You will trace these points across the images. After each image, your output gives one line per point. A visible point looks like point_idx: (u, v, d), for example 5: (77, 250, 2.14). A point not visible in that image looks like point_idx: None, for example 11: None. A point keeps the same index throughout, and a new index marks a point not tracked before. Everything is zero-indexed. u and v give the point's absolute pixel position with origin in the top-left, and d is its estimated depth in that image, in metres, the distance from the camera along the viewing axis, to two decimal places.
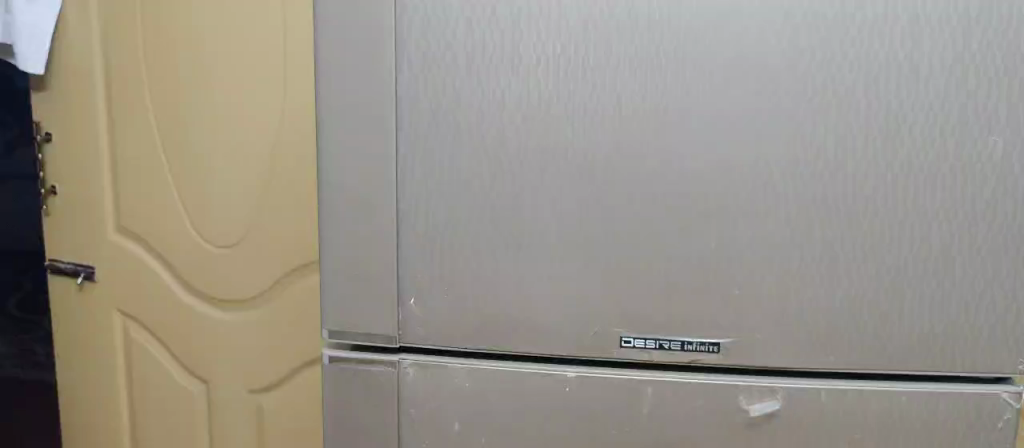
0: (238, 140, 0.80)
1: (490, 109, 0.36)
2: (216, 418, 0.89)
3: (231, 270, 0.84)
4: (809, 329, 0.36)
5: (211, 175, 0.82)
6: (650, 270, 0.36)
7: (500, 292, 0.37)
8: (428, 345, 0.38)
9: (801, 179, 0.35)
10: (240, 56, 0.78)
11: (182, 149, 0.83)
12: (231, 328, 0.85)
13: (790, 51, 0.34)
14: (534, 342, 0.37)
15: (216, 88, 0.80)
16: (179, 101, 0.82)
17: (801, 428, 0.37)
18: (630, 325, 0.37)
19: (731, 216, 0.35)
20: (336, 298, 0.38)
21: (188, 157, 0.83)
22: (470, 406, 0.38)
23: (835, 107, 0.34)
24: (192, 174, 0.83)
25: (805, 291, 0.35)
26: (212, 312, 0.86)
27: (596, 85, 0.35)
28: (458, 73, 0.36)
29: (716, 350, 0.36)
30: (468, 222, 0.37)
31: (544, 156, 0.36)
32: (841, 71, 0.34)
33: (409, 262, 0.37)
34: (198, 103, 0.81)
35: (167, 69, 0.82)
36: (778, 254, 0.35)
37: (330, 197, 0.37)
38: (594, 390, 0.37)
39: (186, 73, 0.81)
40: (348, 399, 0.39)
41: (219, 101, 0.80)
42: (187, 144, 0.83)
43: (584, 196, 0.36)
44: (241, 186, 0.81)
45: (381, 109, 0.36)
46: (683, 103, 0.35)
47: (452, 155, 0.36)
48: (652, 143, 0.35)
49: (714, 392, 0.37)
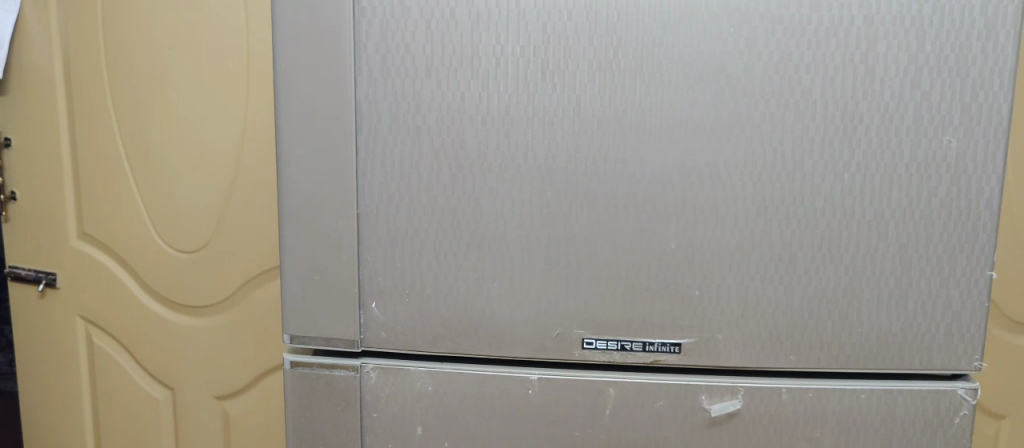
0: (202, 170, 0.90)
1: (449, 111, 0.36)
2: (181, 422, 1.00)
3: (194, 287, 0.95)
4: (767, 329, 0.36)
5: (178, 201, 0.92)
6: (611, 270, 0.36)
7: (463, 295, 0.37)
8: (392, 349, 0.38)
9: (758, 180, 0.35)
10: (204, 74, 0.88)
11: (143, 165, 0.93)
12: (195, 338, 0.96)
13: (746, 55, 0.34)
14: (496, 344, 0.37)
15: (182, 122, 0.90)
16: (140, 122, 0.92)
17: (761, 428, 0.37)
18: (593, 326, 0.37)
19: (691, 218, 0.35)
20: (298, 303, 0.38)
21: (152, 189, 0.93)
22: (435, 409, 0.38)
23: (794, 109, 0.34)
24: (154, 187, 0.93)
25: (762, 290, 0.36)
26: (178, 324, 0.96)
27: (555, 87, 0.35)
28: (417, 79, 0.36)
29: (676, 351, 0.37)
30: (429, 225, 0.37)
31: (503, 158, 0.36)
32: (796, 74, 0.34)
33: (370, 266, 0.37)
34: (161, 122, 0.91)
35: (134, 105, 0.92)
36: (737, 254, 0.35)
37: (291, 202, 0.37)
38: (556, 392, 0.37)
39: (148, 93, 0.91)
40: (310, 403, 0.39)
41: (183, 136, 0.90)
42: (149, 159, 0.93)
43: (544, 200, 0.36)
44: (207, 198, 0.91)
45: (340, 112, 0.36)
46: (642, 104, 0.35)
47: (413, 160, 0.36)
48: (613, 146, 0.35)
49: (675, 393, 0.37)
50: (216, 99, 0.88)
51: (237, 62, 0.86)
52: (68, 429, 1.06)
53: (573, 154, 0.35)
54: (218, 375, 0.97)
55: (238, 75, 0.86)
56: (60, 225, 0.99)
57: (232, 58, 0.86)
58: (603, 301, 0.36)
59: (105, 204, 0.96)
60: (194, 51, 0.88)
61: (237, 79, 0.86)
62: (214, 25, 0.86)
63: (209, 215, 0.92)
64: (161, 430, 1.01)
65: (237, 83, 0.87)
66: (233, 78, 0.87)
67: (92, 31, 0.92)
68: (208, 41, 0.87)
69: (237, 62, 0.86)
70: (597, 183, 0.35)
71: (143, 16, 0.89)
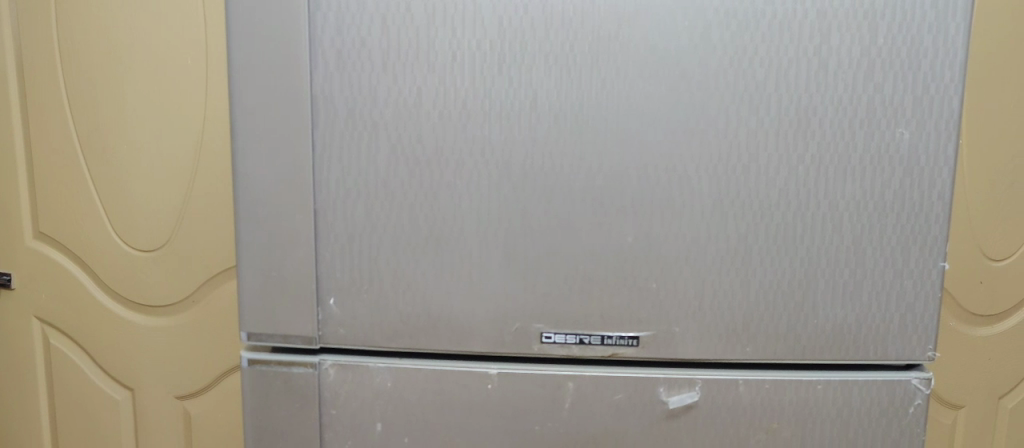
0: (163, 170, 0.92)
1: (405, 105, 0.35)
2: (141, 421, 1.01)
3: (155, 287, 0.96)
4: (722, 321, 0.36)
5: (136, 202, 0.94)
6: (570, 263, 0.36)
7: (422, 291, 0.37)
8: (350, 345, 0.38)
9: (714, 172, 0.35)
10: (160, 72, 0.89)
11: (101, 165, 0.93)
12: (156, 339, 0.98)
13: (699, 47, 0.34)
14: (456, 339, 0.38)
15: (138, 121, 0.91)
16: (95, 120, 0.92)
17: (719, 419, 0.37)
18: (552, 320, 0.37)
19: (648, 211, 0.35)
20: (255, 300, 0.38)
21: (110, 190, 0.94)
22: (394, 406, 0.38)
23: (751, 103, 0.34)
24: (112, 188, 0.94)
25: (719, 282, 0.36)
26: (139, 326, 0.97)
27: (512, 80, 0.35)
28: (373, 74, 0.35)
29: (634, 344, 0.37)
30: (385, 221, 0.37)
31: (460, 153, 0.36)
32: (749, 67, 0.34)
33: (327, 263, 0.37)
34: (117, 120, 0.91)
35: (90, 104, 0.92)
36: (693, 248, 0.36)
37: (246, 200, 0.37)
38: (516, 387, 0.38)
39: (103, 91, 0.91)
40: (268, 401, 0.39)
41: (143, 135, 0.91)
42: (106, 159, 0.93)
43: (502, 194, 0.36)
44: (165, 197, 0.93)
45: (295, 107, 0.36)
46: (599, 98, 0.35)
47: (371, 155, 0.36)
48: (570, 140, 0.35)
49: (633, 386, 0.37)
50: (173, 98, 0.90)
51: (201, 60, 0.89)
52: (25, 433, 1.05)
53: (530, 149, 0.35)
54: (181, 374, 0.99)
55: (202, 73, 0.89)
56: (16, 223, 0.98)
57: (195, 56, 0.89)
58: (561, 295, 0.37)
59: (62, 206, 0.96)
60: (155, 50, 0.89)
61: (200, 77, 0.89)
62: (177, 24, 0.88)
63: (167, 213, 0.93)
64: (121, 429, 1.02)
65: (201, 81, 0.89)
66: (196, 77, 0.89)
67: (45, 28, 0.91)
68: (164, 40, 0.89)
69: (201, 60, 0.89)
70: (554, 177, 0.35)
71: (96, 14, 0.89)
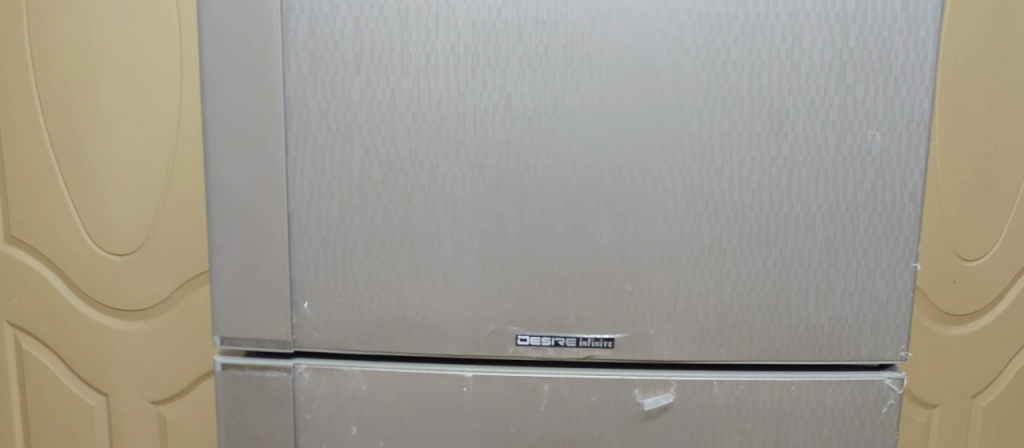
0: (139, 174, 0.94)
1: (380, 100, 0.40)
2: (116, 424, 1.03)
3: (129, 291, 0.97)
4: (672, 314, 0.42)
5: (111, 208, 0.95)
6: (543, 262, 0.41)
7: (389, 292, 0.42)
8: (323, 350, 0.43)
9: (670, 170, 0.40)
10: (133, 75, 0.91)
11: (75, 170, 0.93)
12: (136, 341, 0.99)
13: (660, 50, 0.39)
14: (428, 340, 0.42)
15: (113, 127, 0.92)
16: (67, 124, 0.92)
17: (705, 425, 0.43)
18: (526, 323, 0.42)
19: (625, 212, 0.40)
20: (228, 304, 0.43)
21: (84, 197, 0.94)
22: (368, 408, 0.43)
23: (715, 99, 0.39)
24: (87, 195, 0.94)
25: (689, 286, 0.41)
26: (117, 329, 0.99)
27: (493, 86, 0.39)
28: (357, 81, 0.40)
29: (609, 346, 0.42)
30: (355, 224, 0.41)
31: (436, 155, 0.40)
32: (708, 74, 0.39)
33: (301, 270, 0.42)
34: (90, 126, 0.92)
35: (61, 109, 0.92)
36: (668, 250, 0.41)
37: (220, 203, 0.41)
38: (486, 386, 0.43)
39: (76, 97, 0.91)
40: (244, 404, 0.43)
41: (116, 139, 0.92)
42: (80, 165, 0.93)
43: (476, 196, 0.40)
44: (142, 202, 0.94)
45: (270, 110, 0.40)
46: (571, 102, 0.39)
47: (347, 159, 0.40)
48: (544, 143, 0.40)
49: (607, 389, 0.43)
50: (147, 102, 0.92)
51: (173, 63, 0.91)
52: None
53: (504, 152, 0.40)
54: (158, 378, 1.00)
55: (174, 76, 0.92)
56: None
57: (166, 60, 0.91)
58: (534, 294, 0.41)
59: (37, 211, 0.95)
60: (132, 53, 0.91)
61: (172, 80, 0.92)
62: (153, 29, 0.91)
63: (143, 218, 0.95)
64: (94, 433, 1.03)
65: (173, 84, 0.92)
66: (170, 79, 0.92)
67: (11, 30, 0.91)
68: (136, 44, 0.91)
69: (174, 63, 0.91)
70: (529, 179, 0.40)
71: (66, 19, 0.90)
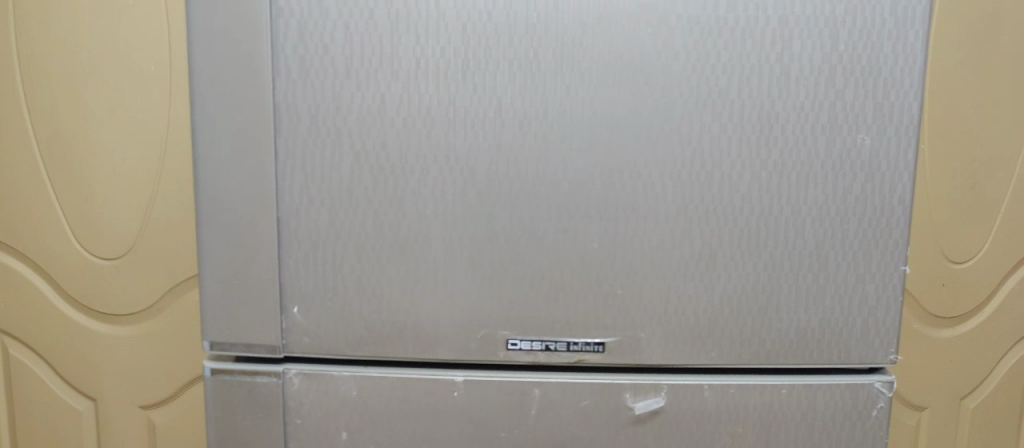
0: (132, 180, 0.77)
1: (549, 68, 0.34)
2: (107, 439, 0.84)
3: (119, 286, 0.80)
4: (825, 309, 0.36)
5: (91, 183, 0.77)
6: (737, 253, 0.36)
7: (554, 291, 0.36)
8: (468, 359, 0.37)
9: (881, 147, 0.35)
10: (110, 22, 0.74)
11: (45, 136, 0.76)
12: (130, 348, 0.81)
13: (866, 11, 0.34)
14: (595, 345, 0.37)
15: (86, 84, 0.75)
16: (35, 80, 0.75)
17: (843, 433, 0.37)
18: (713, 323, 0.37)
19: (831, 196, 0.35)
20: (355, 308, 0.37)
21: (59, 167, 0.77)
22: (520, 422, 0.38)
23: (916, 68, 0.34)
24: (61, 165, 0.76)
25: (894, 278, 0.36)
26: (107, 334, 0.81)
27: (680, 51, 0.34)
28: (511, 39, 0.34)
29: (802, 347, 0.37)
30: (517, 212, 0.35)
31: (612, 132, 0.35)
32: (915, 40, 0.34)
33: (446, 265, 0.36)
34: (58, 83, 0.75)
35: (26, 63, 0.75)
36: (875, 239, 0.36)
37: (347, 190, 0.35)
38: (659, 398, 0.37)
39: (43, 48, 0.74)
40: (376, 420, 0.38)
41: (92, 100, 0.75)
42: (51, 129, 0.76)
43: (659, 178, 0.35)
44: (128, 177, 0.77)
45: (415, 80, 0.35)
46: (773, 70, 0.34)
47: (493, 130, 0.35)
48: (741, 115, 0.35)
49: (798, 396, 0.37)
50: (126, 53, 0.75)
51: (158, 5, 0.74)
52: None
53: (694, 126, 0.35)
54: (156, 385, 0.82)
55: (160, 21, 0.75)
56: None
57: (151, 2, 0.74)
58: (725, 290, 0.36)
59: (5, 194, 0.77)
60: (118, 43, 0.75)
61: (159, 28, 0.75)
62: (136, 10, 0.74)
63: (131, 197, 0.77)
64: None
65: (161, 32, 0.75)
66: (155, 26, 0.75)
67: None
68: None
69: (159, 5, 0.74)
70: (719, 159, 0.35)
71: None
